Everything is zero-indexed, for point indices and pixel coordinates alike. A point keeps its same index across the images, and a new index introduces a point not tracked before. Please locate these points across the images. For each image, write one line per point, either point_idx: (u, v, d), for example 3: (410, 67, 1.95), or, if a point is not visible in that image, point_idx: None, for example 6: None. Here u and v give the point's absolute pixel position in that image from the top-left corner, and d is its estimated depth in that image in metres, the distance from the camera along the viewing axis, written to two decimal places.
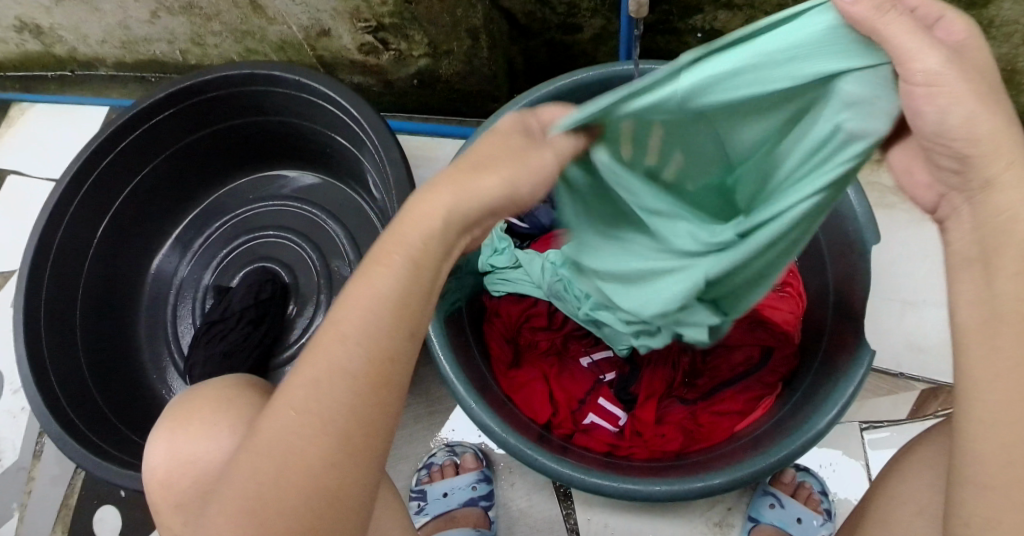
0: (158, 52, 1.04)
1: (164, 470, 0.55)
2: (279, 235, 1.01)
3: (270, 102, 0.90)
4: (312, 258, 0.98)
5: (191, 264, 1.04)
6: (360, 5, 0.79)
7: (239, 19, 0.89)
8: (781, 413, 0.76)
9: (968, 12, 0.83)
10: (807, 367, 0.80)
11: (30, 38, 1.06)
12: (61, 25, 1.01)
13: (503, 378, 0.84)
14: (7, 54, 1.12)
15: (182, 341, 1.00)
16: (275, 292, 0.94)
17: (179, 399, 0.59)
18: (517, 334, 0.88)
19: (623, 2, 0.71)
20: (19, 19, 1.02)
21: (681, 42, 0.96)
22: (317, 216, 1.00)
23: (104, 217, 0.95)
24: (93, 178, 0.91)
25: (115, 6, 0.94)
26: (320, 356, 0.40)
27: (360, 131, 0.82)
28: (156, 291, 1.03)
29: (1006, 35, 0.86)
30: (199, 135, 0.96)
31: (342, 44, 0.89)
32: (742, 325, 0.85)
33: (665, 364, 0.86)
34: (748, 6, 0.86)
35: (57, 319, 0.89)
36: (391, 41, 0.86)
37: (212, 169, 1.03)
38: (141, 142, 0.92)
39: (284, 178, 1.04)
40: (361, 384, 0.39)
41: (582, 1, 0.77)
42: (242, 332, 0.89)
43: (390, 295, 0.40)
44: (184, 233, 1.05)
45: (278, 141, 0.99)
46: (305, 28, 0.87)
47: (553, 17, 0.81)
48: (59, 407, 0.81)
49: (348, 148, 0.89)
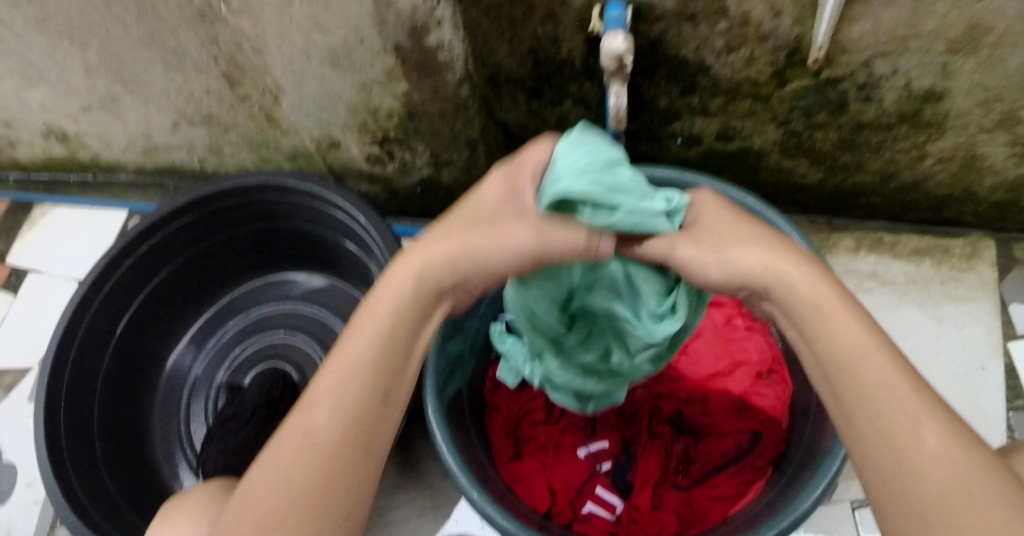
0: (175, 158, 1.16)
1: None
2: (289, 336, 1.07)
3: (284, 208, 0.97)
4: (320, 357, 1.03)
5: (205, 362, 1.09)
6: (368, 119, 0.92)
7: (254, 131, 1.01)
8: (772, 493, 0.79)
9: (924, 107, 0.90)
10: (793, 448, 0.84)
11: (56, 143, 1.18)
12: (86, 132, 1.13)
13: (505, 469, 0.88)
14: (32, 157, 1.23)
15: (196, 436, 1.03)
16: (286, 391, 0.99)
17: (181, 498, 0.63)
18: (517, 429, 0.94)
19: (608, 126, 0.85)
20: (47, 126, 1.14)
21: (662, 146, 1.06)
22: (327, 318, 1.06)
23: (124, 316, 1.00)
24: (115, 278, 0.96)
25: (139, 116, 1.06)
26: (302, 422, 0.51)
27: (367, 237, 0.88)
28: (170, 387, 1.07)
29: (962, 126, 0.93)
30: (214, 240, 1.03)
31: (349, 155, 1.00)
32: (729, 414, 0.91)
33: (659, 449, 0.90)
34: (722, 113, 0.97)
35: (74, 412, 0.93)
36: (396, 153, 0.98)
37: (229, 274, 1.10)
38: (160, 246, 0.98)
39: (294, 281, 1.11)
40: (336, 440, 0.50)
41: (569, 114, 0.92)
42: (254, 427, 0.92)
43: (362, 353, 0.53)
44: (198, 331, 1.10)
45: (290, 246, 1.05)
46: (316, 140, 0.99)
47: (545, 127, 0.95)
48: (74, 496, 0.84)
49: (356, 253, 0.95)
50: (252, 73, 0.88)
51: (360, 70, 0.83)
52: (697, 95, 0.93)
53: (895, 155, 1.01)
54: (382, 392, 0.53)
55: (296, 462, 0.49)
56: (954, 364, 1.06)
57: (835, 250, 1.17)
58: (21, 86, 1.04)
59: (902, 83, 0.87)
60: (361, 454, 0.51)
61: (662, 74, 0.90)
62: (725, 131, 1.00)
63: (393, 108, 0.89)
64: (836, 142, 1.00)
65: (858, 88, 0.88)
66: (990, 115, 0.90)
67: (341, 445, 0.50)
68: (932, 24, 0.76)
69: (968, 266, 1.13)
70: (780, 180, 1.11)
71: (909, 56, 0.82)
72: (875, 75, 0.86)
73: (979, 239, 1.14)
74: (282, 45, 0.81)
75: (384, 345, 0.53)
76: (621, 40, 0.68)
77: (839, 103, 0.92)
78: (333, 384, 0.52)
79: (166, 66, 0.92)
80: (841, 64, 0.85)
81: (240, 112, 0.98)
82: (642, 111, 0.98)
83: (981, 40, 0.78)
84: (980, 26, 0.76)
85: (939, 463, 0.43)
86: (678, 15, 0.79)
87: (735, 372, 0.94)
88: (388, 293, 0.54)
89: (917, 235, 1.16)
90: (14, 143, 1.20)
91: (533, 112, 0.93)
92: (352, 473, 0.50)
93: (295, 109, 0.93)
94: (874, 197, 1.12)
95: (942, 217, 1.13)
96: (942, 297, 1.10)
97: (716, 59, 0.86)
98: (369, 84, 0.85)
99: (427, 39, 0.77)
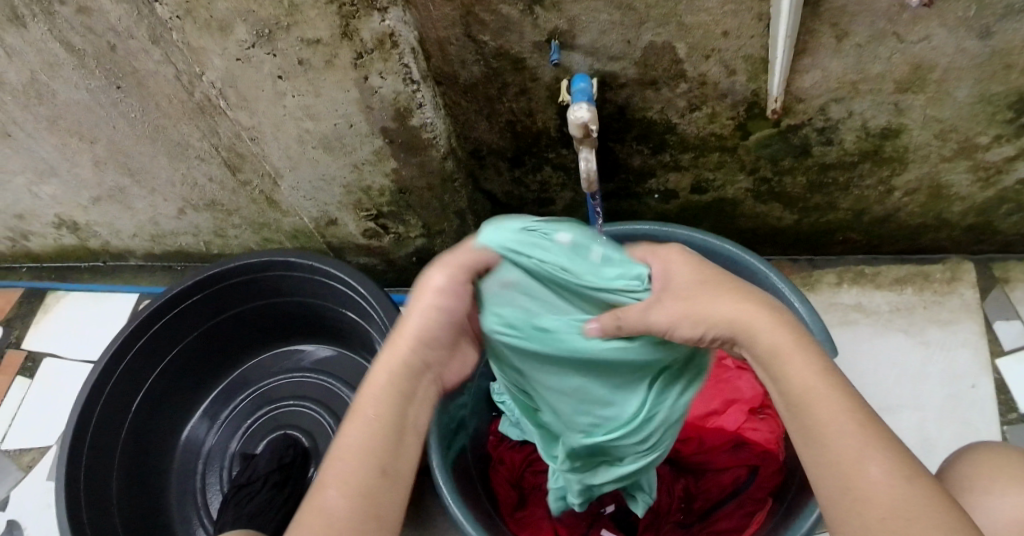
0: (182, 243, 1.22)
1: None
2: (299, 404, 1.10)
3: (288, 283, 1.02)
4: (330, 424, 1.07)
5: (218, 433, 1.12)
6: (362, 198, 0.98)
7: (256, 213, 1.07)
8: (772, 524, 0.83)
9: (884, 144, 0.97)
10: (790, 479, 0.87)
11: (67, 233, 1.25)
12: (95, 222, 1.20)
13: (513, 519, 0.92)
14: (44, 247, 1.31)
15: (212, 506, 1.06)
16: (297, 455, 1.03)
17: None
18: (521, 478, 0.96)
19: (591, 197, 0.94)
20: (59, 217, 1.20)
21: (641, 202, 1.12)
22: (334, 385, 1.10)
23: (137, 394, 1.04)
24: (126, 361, 1.01)
25: (146, 205, 1.12)
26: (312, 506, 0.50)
27: (367, 305, 0.93)
28: (184, 461, 1.10)
29: (924, 157, 0.98)
30: (222, 317, 1.08)
31: (347, 230, 1.07)
32: (725, 450, 0.95)
33: (661, 489, 0.94)
34: (693, 166, 1.03)
35: (93, 491, 0.96)
36: (390, 226, 1.04)
37: (238, 349, 1.14)
38: (170, 325, 1.03)
39: (301, 351, 1.15)
40: (348, 520, 0.49)
41: (551, 178, 0.98)
42: (268, 493, 0.96)
43: (357, 438, 0.52)
44: (210, 407, 1.14)
45: (295, 319, 1.10)
46: (314, 219, 1.05)
47: (528, 194, 1.01)
48: None
49: (357, 321, 1.00)
50: (251, 160, 0.95)
51: (351, 152, 0.90)
52: (669, 152, 1.00)
53: (863, 192, 1.07)
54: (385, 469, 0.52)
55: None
56: (943, 387, 1.10)
57: (819, 287, 1.22)
58: (33, 180, 1.11)
59: (859, 125, 0.93)
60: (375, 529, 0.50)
61: (633, 135, 0.97)
62: (699, 184, 1.06)
63: (385, 187, 0.95)
64: (805, 184, 1.06)
65: (818, 132, 0.95)
66: (946, 146, 0.96)
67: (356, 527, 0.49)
68: (877, 67, 0.83)
69: (950, 290, 1.17)
70: (758, 225, 1.17)
71: (861, 99, 0.89)
72: (831, 119, 0.93)
73: (958, 263, 1.19)
74: (277, 133, 0.88)
75: (376, 427, 0.53)
76: (584, 110, 0.77)
77: (802, 148, 0.98)
78: (338, 468, 0.51)
79: (170, 157, 0.98)
80: (798, 111, 0.91)
81: (242, 196, 1.04)
82: (618, 170, 1.04)
83: (926, 78, 0.84)
84: (923, 67, 0.82)
85: (890, 491, 0.43)
86: (640, 82, 0.85)
87: (729, 409, 0.96)
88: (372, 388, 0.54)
89: (896, 265, 1.21)
90: (28, 234, 1.27)
91: (517, 180, 0.99)
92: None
93: (293, 190, 0.99)
94: (851, 233, 1.17)
95: (919, 246, 1.19)
96: (925, 322, 1.15)
97: (681, 117, 0.93)
98: (361, 163, 0.92)
99: (412, 121, 0.84)
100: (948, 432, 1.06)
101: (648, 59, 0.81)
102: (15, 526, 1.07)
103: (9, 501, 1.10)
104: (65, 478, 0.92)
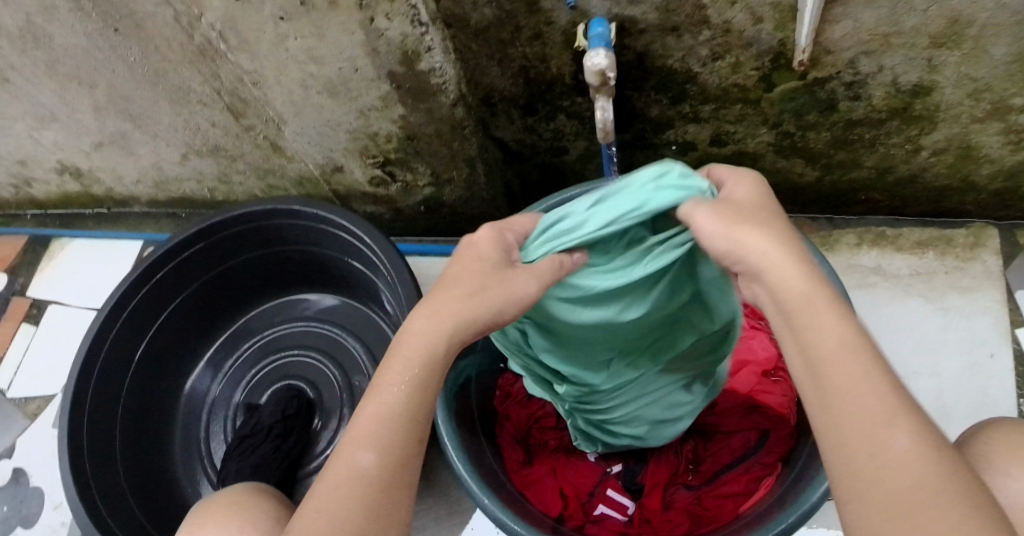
0: (187, 189, 1.20)
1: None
2: (304, 353, 1.10)
3: (292, 232, 1.00)
4: (334, 374, 1.06)
5: (222, 383, 1.11)
6: (368, 144, 0.95)
7: (261, 159, 1.05)
8: (780, 490, 0.80)
9: (914, 101, 0.92)
10: (802, 443, 0.84)
11: (71, 179, 1.23)
12: (98, 168, 1.18)
13: (517, 475, 0.90)
14: (48, 193, 1.30)
15: (215, 455, 1.06)
16: (301, 405, 1.02)
17: (230, 514, 0.69)
18: (528, 435, 0.96)
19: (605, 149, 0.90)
20: (61, 163, 1.18)
21: (658, 154, 1.09)
22: (339, 335, 1.09)
23: (141, 343, 1.03)
24: (130, 308, 1.00)
25: (149, 151, 1.10)
26: (338, 469, 0.51)
27: (373, 255, 0.91)
28: (189, 410, 1.10)
29: (954, 116, 0.94)
30: (226, 266, 1.06)
31: (353, 178, 1.04)
32: (737, 412, 0.93)
33: (668, 451, 0.92)
34: (713, 118, 0.99)
35: (98, 438, 0.96)
36: (397, 174, 1.02)
37: (243, 297, 1.13)
38: (173, 274, 1.02)
39: (306, 300, 1.14)
40: (377, 486, 0.50)
41: (565, 127, 0.94)
42: (271, 445, 0.95)
43: (385, 403, 0.53)
44: (214, 355, 1.13)
45: (300, 268, 1.09)
46: (320, 165, 1.02)
47: (541, 142, 0.97)
48: (101, 519, 0.87)
49: (363, 271, 0.99)
50: (255, 104, 0.91)
51: (356, 97, 0.86)
52: (688, 103, 0.96)
53: (888, 150, 1.03)
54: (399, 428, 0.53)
55: (339, 507, 0.49)
56: (960, 354, 1.07)
57: (837, 247, 1.18)
58: (34, 126, 1.09)
59: (889, 80, 0.88)
60: (387, 486, 0.51)
61: (652, 84, 0.93)
62: (718, 136, 1.02)
63: (393, 133, 0.92)
64: (829, 140, 1.02)
65: (846, 87, 0.90)
66: (979, 106, 0.91)
67: (380, 492, 0.50)
68: (912, 20, 0.78)
69: (971, 255, 1.13)
70: (778, 181, 1.13)
71: (893, 53, 0.84)
72: (860, 73, 0.88)
73: (981, 228, 1.14)
74: (280, 78, 0.84)
75: (405, 395, 0.53)
76: (603, 56, 0.71)
77: (828, 103, 0.94)
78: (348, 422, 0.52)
79: (171, 102, 0.95)
80: (826, 64, 0.87)
81: (245, 142, 1.01)
82: (634, 120, 1.00)
83: (963, 33, 0.79)
84: (961, 21, 0.77)
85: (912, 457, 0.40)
86: (661, 27, 0.81)
87: (740, 371, 0.95)
88: (403, 351, 0.55)
89: (918, 228, 1.17)
90: (32, 180, 1.26)
91: (529, 128, 0.95)
92: (396, 512, 0.51)
93: (298, 136, 0.96)
94: (873, 192, 1.13)
95: (942, 209, 1.14)
96: (945, 288, 1.11)
97: (703, 66, 0.88)
98: (367, 110, 0.88)
99: (419, 66, 0.80)
100: (963, 401, 1.03)
101: (670, 2, 0.76)
102: (21, 473, 1.11)
103: (16, 449, 1.13)
104: (68, 423, 0.91)
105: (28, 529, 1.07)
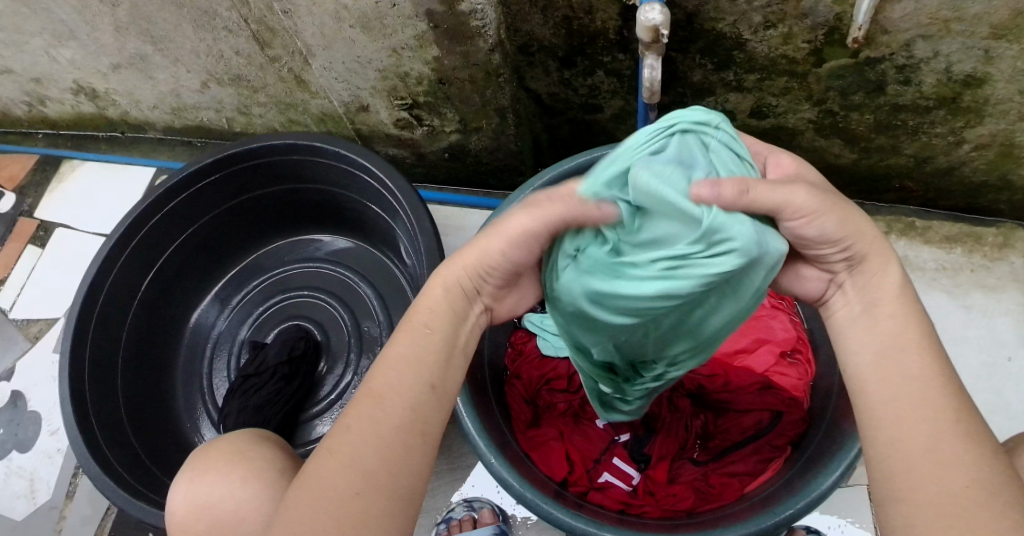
0: (204, 118, 1.18)
1: (197, 496, 0.67)
2: (312, 295, 1.08)
3: (311, 169, 0.97)
4: (343, 318, 1.04)
5: (228, 319, 1.10)
6: (397, 85, 0.92)
7: (284, 92, 1.02)
8: (789, 473, 0.78)
9: (964, 92, 0.88)
10: (815, 429, 0.82)
11: (86, 100, 1.21)
12: (115, 90, 1.15)
13: (523, 437, 0.89)
14: (62, 113, 1.27)
15: (217, 392, 1.05)
16: (307, 348, 1.00)
17: (238, 459, 0.67)
18: (537, 396, 0.95)
19: (640, 107, 0.86)
20: (77, 83, 1.15)
21: None
22: (350, 278, 1.07)
23: (149, 273, 1.01)
24: (142, 234, 0.98)
25: (168, 76, 1.06)
26: (360, 409, 0.49)
27: (393, 200, 0.88)
28: (194, 343, 1.09)
29: (1003, 112, 0.90)
30: (239, 200, 1.03)
31: (378, 118, 1.02)
32: (752, 392, 0.91)
33: (677, 424, 0.90)
34: (755, 89, 0.95)
35: (99, 366, 0.94)
36: (424, 117, 0.99)
37: (255, 234, 1.11)
38: (185, 205, 0.99)
39: (318, 241, 1.12)
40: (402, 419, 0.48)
41: (603, 84, 0.90)
42: (275, 386, 0.94)
43: None
44: (222, 290, 1.12)
45: (316, 208, 1.06)
46: (345, 103, 1.00)
47: (575, 97, 0.94)
48: (97, 446, 0.86)
49: (381, 215, 0.96)
50: (283, 35, 0.87)
51: (390, 34, 0.82)
52: (730, 71, 0.92)
53: (931, 139, 0.98)
54: (433, 383, 0.52)
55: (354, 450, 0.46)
56: (978, 355, 1.04)
57: None
58: (51, 43, 1.05)
59: (943, 66, 0.84)
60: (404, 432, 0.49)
61: (697, 48, 0.89)
62: (758, 108, 0.99)
63: (424, 75, 0.89)
64: (871, 124, 0.98)
65: (897, 70, 0.86)
66: None
67: (407, 434, 0.49)
68: (976, 7, 0.74)
69: (998, 256, 1.10)
70: (813, 160, 1.09)
71: (950, 40, 0.80)
72: (914, 57, 0.83)
73: (1012, 228, 1.11)
74: (312, 8, 0.80)
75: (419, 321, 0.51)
76: (657, 10, 0.67)
77: (876, 85, 0.90)
78: None
79: (196, 27, 0.92)
80: (880, 44, 0.82)
81: (269, 73, 0.98)
82: (675, 83, 0.97)
83: None
84: None
85: None
86: None
87: (759, 349, 0.93)
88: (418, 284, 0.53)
89: (948, 222, 1.13)
90: (46, 98, 1.23)
91: (564, 81, 0.91)
92: (413, 463, 0.49)
93: (324, 71, 0.93)
94: (907, 181, 1.09)
95: (975, 205, 1.11)
96: (970, 286, 1.08)
97: (752, 34, 0.84)
98: (399, 48, 0.85)
99: (459, 6, 0.75)
100: (977, 401, 1.01)
101: None
102: (20, 396, 1.10)
103: (15, 373, 1.12)
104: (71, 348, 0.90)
105: (24, 454, 1.06)
